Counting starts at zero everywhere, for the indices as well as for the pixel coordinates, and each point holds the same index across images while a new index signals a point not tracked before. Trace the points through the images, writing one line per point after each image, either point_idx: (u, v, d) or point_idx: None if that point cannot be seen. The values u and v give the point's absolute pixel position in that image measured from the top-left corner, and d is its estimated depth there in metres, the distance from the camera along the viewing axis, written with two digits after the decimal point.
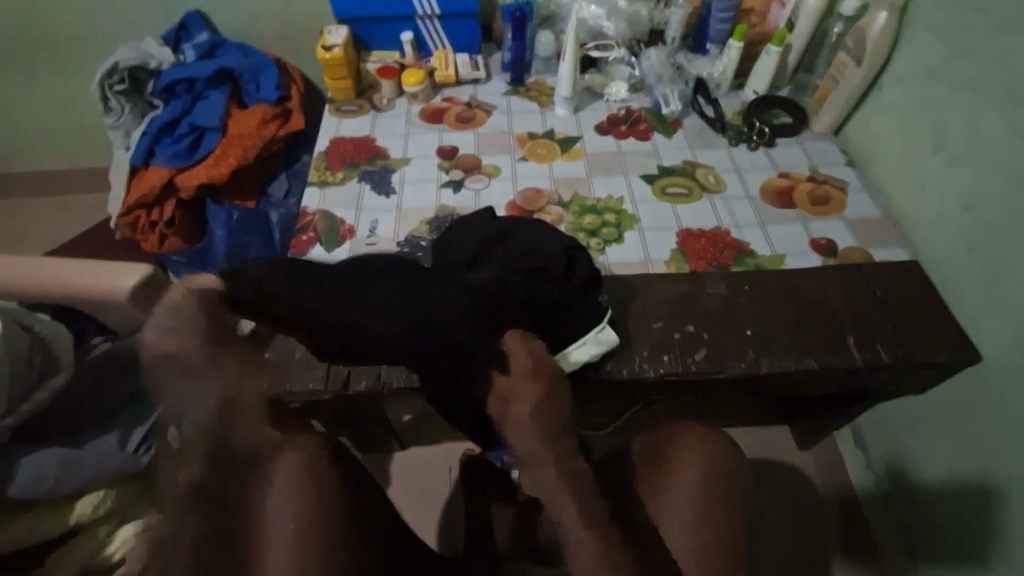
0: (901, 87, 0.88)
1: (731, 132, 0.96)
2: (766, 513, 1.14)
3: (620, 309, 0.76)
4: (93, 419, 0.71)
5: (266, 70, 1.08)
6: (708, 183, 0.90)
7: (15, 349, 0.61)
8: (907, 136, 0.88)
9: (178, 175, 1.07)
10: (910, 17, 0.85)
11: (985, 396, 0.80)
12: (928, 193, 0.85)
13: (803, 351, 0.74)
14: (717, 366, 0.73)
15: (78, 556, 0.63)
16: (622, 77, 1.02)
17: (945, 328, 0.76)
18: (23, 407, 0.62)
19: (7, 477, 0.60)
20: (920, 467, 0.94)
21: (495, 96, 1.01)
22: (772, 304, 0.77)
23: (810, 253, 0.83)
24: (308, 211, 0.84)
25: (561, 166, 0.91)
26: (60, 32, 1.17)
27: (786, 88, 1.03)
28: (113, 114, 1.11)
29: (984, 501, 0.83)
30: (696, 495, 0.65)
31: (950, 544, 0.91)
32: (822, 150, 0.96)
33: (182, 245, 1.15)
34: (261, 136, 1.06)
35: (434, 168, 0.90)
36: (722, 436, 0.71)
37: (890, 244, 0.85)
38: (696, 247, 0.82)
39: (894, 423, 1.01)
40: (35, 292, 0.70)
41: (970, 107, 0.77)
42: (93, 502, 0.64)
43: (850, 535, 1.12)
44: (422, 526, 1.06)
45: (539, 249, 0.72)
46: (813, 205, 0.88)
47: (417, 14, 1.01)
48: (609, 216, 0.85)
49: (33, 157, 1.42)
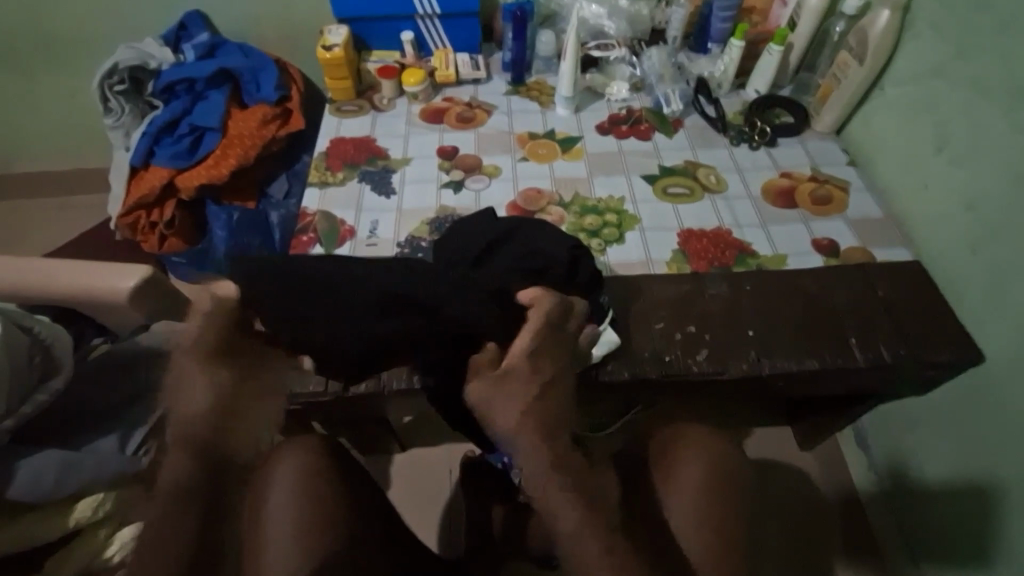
0: (903, 86, 0.88)
1: (732, 131, 0.96)
2: (767, 514, 1.14)
3: (622, 310, 0.76)
4: (92, 420, 0.70)
5: (266, 70, 1.07)
6: (710, 183, 0.90)
7: (13, 349, 0.61)
8: (910, 134, 0.87)
9: (178, 176, 1.07)
10: (913, 16, 0.85)
11: (987, 396, 0.80)
12: (931, 191, 0.84)
13: (804, 351, 0.73)
14: (719, 367, 0.72)
15: (79, 557, 0.64)
16: (623, 77, 1.02)
17: (949, 327, 0.76)
18: (23, 410, 0.62)
19: (6, 479, 0.59)
20: (924, 467, 0.94)
21: (496, 96, 1.01)
22: (774, 305, 0.77)
23: (812, 252, 0.82)
24: (309, 211, 0.84)
25: (562, 167, 0.91)
26: (60, 33, 1.17)
27: (788, 87, 1.03)
28: (113, 114, 1.10)
29: (988, 501, 0.82)
30: (696, 497, 0.65)
31: (953, 543, 0.90)
32: (824, 149, 0.96)
33: (183, 246, 1.15)
34: (261, 136, 1.06)
35: (434, 169, 0.90)
36: (722, 438, 0.71)
37: (892, 244, 0.84)
38: (697, 248, 0.82)
39: (895, 423, 1.01)
40: (33, 293, 0.70)
41: (973, 106, 0.77)
42: (92, 505, 0.64)
43: (851, 535, 1.12)
44: (423, 527, 1.06)
45: (540, 249, 0.72)
46: (815, 204, 0.88)
47: (417, 14, 1.00)
48: (610, 216, 0.85)
49: (32, 158, 1.41)
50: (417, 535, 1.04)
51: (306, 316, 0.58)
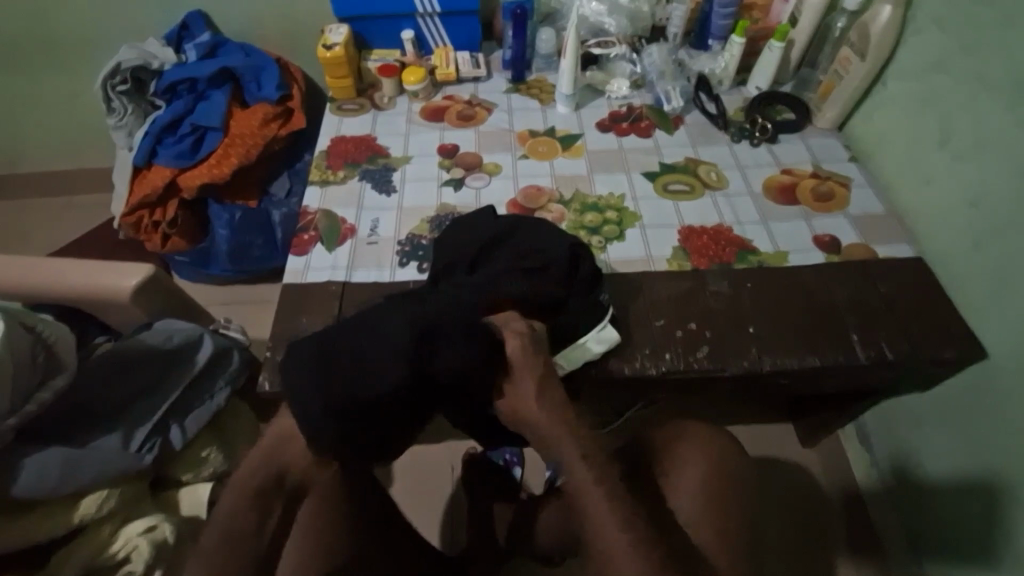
0: (905, 83, 0.87)
1: (733, 129, 0.96)
2: (771, 512, 1.13)
3: (622, 308, 0.76)
4: (93, 419, 0.69)
5: (267, 69, 1.06)
6: (711, 180, 0.89)
7: (17, 349, 0.61)
8: (913, 130, 0.86)
9: (181, 175, 1.08)
10: (916, 11, 0.84)
11: (990, 394, 0.80)
12: (933, 186, 0.84)
13: (805, 348, 0.73)
14: (719, 365, 0.72)
15: (81, 555, 0.62)
16: (624, 73, 1.02)
17: (952, 324, 0.75)
18: (25, 408, 0.62)
19: (10, 479, 0.61)
20: (929, 464, 0.93)
21: (496, 94, 1.01)
22: (773, 300, 0.77)
23: (814, 249, 0.82)
24: (309, 210, 0.84)
25: (563, 164, 0.91)
26: (63, 33, 1.17)
27: (789, 83, 1.02)
28: (116, 114, 1.11)
29: (993, 498, 0.82)
30: (698, 505, 0.66)
31: (956, 543, 0.90)
32: (827, 145, 0.95)
33: (186, 245, 1.17)
34: (261, 136, 1.06)
35: (435, 167, 0.90)
36: (723, 435, 0.72)
37: (894, 241, 0.84)
38: (698, 245, 0.82)
39: (899, 421, 1.00)
40: (37, 292, 0.70)
41: (978, 104, 0.76)
42: (97, 500, 0.63)
43: (856, 535, 1.11)
44: (424, 521, 1.07)
45: (546, 246, 0.71)
46: (816, 201, 0.87)
47: (418, 12, 1.00)
48: (611, 214, 0.85)
49: (37, 158, 1.42)
50: (418, 532, 1.04)
51: (325, 336, 0.62)
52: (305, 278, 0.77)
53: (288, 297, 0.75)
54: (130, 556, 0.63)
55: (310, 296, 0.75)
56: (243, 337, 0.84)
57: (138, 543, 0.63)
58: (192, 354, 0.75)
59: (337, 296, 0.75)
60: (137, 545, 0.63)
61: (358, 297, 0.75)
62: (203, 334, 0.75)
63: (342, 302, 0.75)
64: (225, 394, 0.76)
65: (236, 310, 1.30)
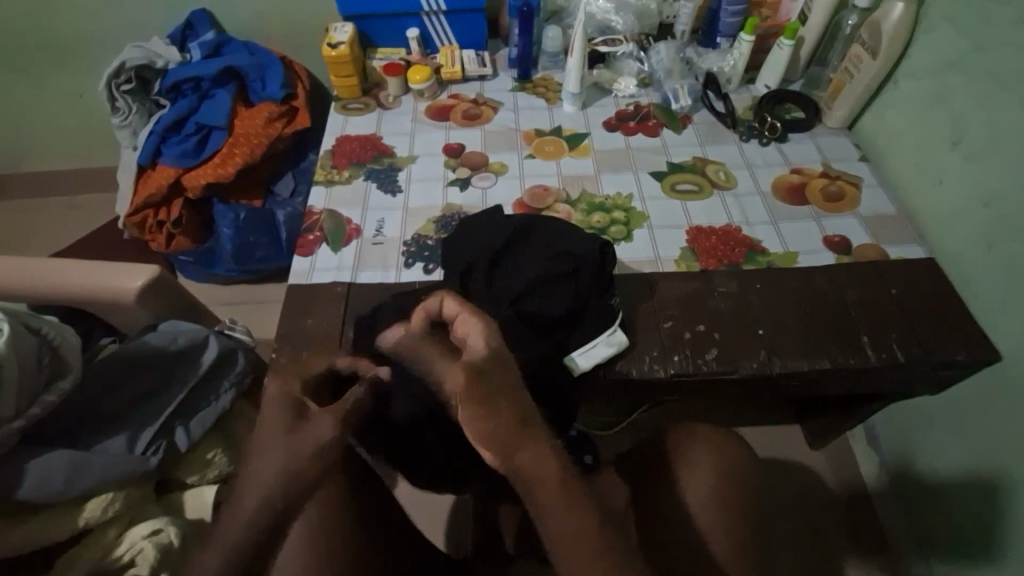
0: (917, 80, 0.86)
1: (742, 128, 0.95)
2: (779, 517, 1.12)
3: (630, 309, 0.75)
4: (101, 420, 0.67)
5: (272, 68, 1.06)
6: (719, 180, 0.89)
7: (24, 351, 0.60)
8: (927, 130, 0.85)
9: (185, 175, 1.07)
10: (929, 7, 0.83)
11: (1003, 394, 0.79)
12: (944, 187, 0.83)
13: (816, 351, 0.72)
14: (728, 367, 0.71)
15: (87, 557, 0.60)
16: (631, 72, 1.01)
17: (965, 327, 0.74)
18: (32, 411, 0.61)
19: (15, 482, 0.59)
20: (939, 467, 0.92)
21: (502, 93, 1.00)
22: (785, 303, 0.76)
23: (824, 250, 0.81)
24: (315, 210, 0.83)
25: (570, 164, 0.90)
26: (67, 31, 1.17)
27: (798, 82, 1.01)
28: (120, 114, 1.11)
29: (1004, 501, 0.81)
30: (707, 508, 0.67)
31: (969, 546, 0.89)
32: (836, 144, 0.94)
33: (190, 244, 1.16)
34: (266, 135, 1.05)
35: (440, 166, 0.89)
36: (727, 434, 0.73)
37: (905, 241, 0.82)
38: (707, 245, 0.81)
39: (910, 424, 0.99)
40: (38, 296, 0.70)
41: (991, 102, 0.76)
42: (102, 504, 0.62)
43: (864, 539, 1.10)
44: (430, 526, 1.06)
45: (566, 248, 0.70)
46: (826, 200, 0.86)
47: (423, 10, 1.00)
48: (618, 214, 0.84)
49: (41, 158, 1.42)
50: (424, 536, 1.04)
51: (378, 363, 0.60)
52: (310, 279, 0.76)
53: (293, 298, 0.74)
54: (135, 558, 0.61)
55: (316, 297, 0.74)
56: (249, 339, 0.81)
57: (143, 547, 0.61)
58: (199, 355, 0.73)
59: (343, 297, 0.74)
60: (142, 548, 0.61)
61: (364, 298, 0.74)
62: (208, 336, 0.74)
63: (348, 303, 0.74)
64: (231, 395, 0.73)
65: (240, 310, 1.28)
